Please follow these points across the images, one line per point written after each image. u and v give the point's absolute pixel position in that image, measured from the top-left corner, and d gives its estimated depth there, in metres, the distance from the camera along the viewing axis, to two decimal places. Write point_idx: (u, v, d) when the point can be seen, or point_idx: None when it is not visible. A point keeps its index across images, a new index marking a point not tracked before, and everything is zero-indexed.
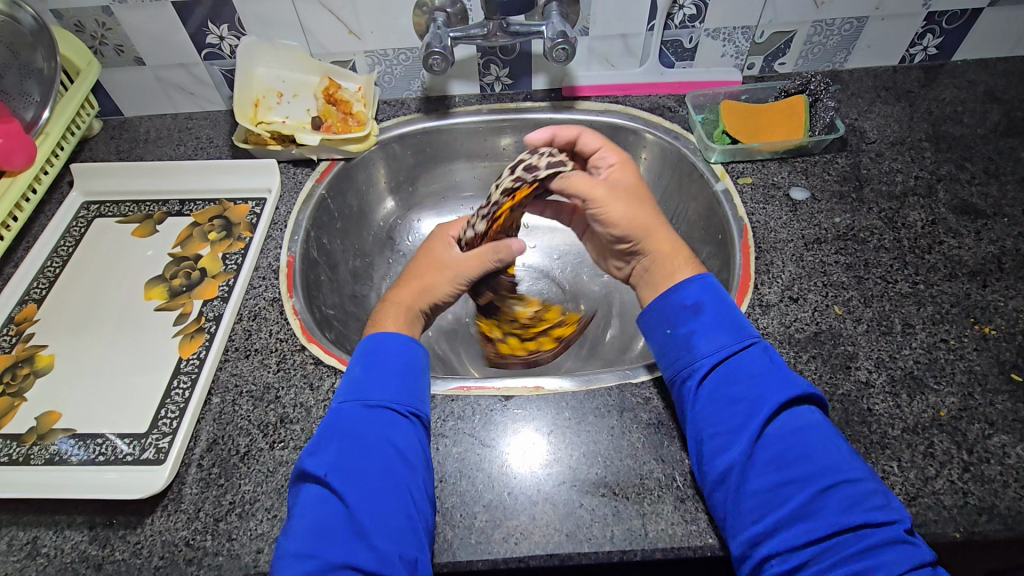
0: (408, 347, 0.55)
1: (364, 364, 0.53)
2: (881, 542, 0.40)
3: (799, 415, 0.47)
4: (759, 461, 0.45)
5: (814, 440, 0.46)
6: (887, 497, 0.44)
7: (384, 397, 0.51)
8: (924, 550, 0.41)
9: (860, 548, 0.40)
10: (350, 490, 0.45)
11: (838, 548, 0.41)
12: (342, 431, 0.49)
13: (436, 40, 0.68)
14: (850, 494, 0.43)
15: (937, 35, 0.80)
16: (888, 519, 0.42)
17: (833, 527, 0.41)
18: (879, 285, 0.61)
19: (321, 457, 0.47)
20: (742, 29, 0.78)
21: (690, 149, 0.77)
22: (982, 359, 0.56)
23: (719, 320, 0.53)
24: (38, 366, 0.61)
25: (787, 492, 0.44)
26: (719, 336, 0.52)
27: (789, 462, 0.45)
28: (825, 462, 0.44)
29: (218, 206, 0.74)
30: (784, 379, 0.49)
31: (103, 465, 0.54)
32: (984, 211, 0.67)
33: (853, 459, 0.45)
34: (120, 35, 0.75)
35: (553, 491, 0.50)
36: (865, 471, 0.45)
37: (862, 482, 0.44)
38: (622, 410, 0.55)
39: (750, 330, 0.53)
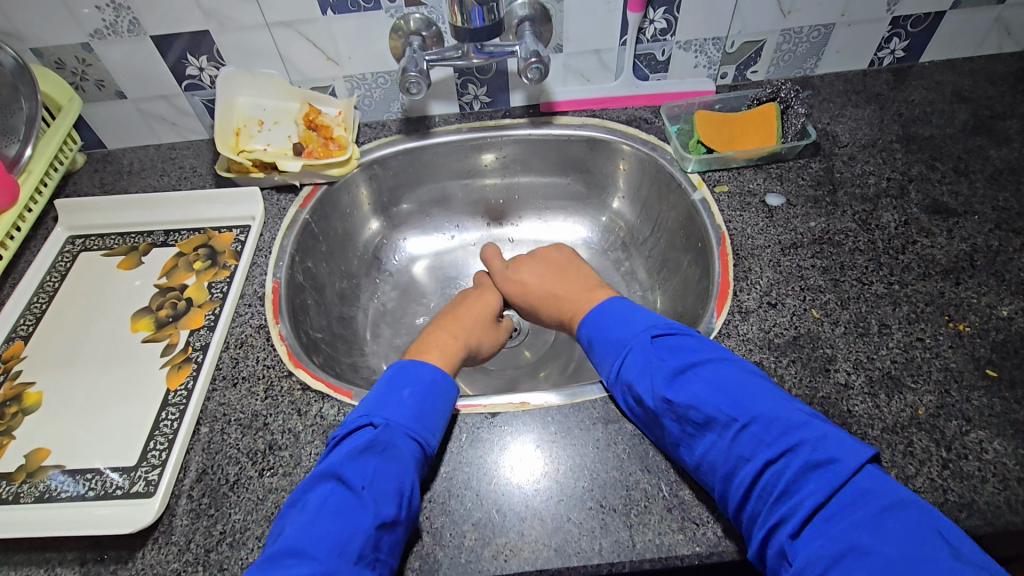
0: (439, 383, 0.56)
1: (412, 389, 0.54)
2: (795, 475, 0.43)
3: (696, 378, 0.51)
4: (680, 442, 0.50)
5: (710, 396, 0.49)
6: (795, 422, 0.46)
7: (419, 426, 0.52)
8: (850, 461, 0.43)
9: (782, 490, 0.43)
10: (375, 504, 0.46)
11: (769, 494, 0.44)
12: (380, 447, 0.49)
13: (412, 63, 0.69)
14: (756, 436, 0.46)
15: (903, 38, 0.82)
16: (794, 446, 0.44)
17: (756, 475, 0.45)
18: (855, 287, 0.63)
19: (359, 468, 0.48)
20: (713, 40, 0.80)
21: (667, 160, 0.78)
22: (958, 356, 0.57)
23: (607, 339, 0.58)
24: (26, 404, 0.61)
25: (712, 462, 0.47)
26: (611, 351, 0.57)
27: (698, 432, 0.48)
28: (725, 415, 0.48)
29: (203, 235, 0.75)
30: (668, 360, 0.53)
31: (93, 500, 0.54)
32: (955, 210, 0.69)
33: (757, 399, 0.48)
34: (101, 70, 0.76)
35: (541, 507, 0.51)
36: (773, 405, 0.47)
37: (762, 418, 0.47)
38: (607, 422, 0.56)
39: (633, 329, 0.57)
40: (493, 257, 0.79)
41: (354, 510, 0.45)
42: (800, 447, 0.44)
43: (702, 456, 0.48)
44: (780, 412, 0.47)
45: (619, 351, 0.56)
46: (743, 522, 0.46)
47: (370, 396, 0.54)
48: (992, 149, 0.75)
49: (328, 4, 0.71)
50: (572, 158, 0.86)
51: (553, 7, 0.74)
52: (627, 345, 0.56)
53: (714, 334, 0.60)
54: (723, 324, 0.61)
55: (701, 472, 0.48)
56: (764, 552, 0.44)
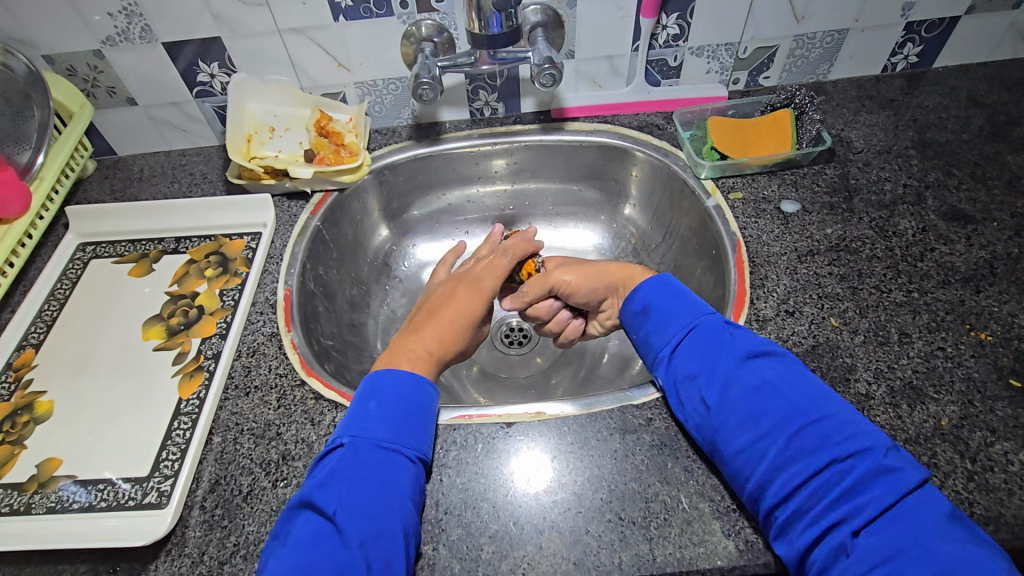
0: (416, 385, 0.54)
1: (379, 399, 0.52)
2: (861, 476, 0.42)
3: (765, 369, 0.49)
4: (734, 425, 0.48)
5: (782, 386, 0.48)
6: (864, 428, 0.45)
7: (392, 436, 0.50)
8: (914, 472, 0.43)
9: (844, 488, 0.42)
10: (353, 529, 0.45)
11: (827, 490, 0.43)
12: (351, 468, 0.48)
13: (424, 70, 0.69)
14: (824, 433, 0.45)
15: (917, 43, 0.82)
16: (865, 449, 0.44)
17: (817, 469, 0.43)
18: (874, 295, 0.62)
19: (330, 493, 0.46)
20: (725, 45, 0.79)
21: (680, 166, 0.77)
22: (980, 366, 0.56)
23: (670, 310, 0.55)
24: (38, 413, 0.61)
25: (766, 449, 0.46)
26: (674, 319, 0.54)
27: (758, 418, 0.47)
28: (797, 408, 0.46)
29: (214, 242, 0.75)
30: (737, 344, 0.51)
31: (105, 511, 0.53)
32: (973, 216, 0.68)
33: (825, 399, 0.47)
34: (112, 76, 0.76)
35: (559, 519, 0.50)
36: (842, 408, 0.47)
37: (833, 418, 0.46)
38: (624, 432, 0.55)
39: (696, 307, 0.55)
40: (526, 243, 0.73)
41: (331, 539, 0.44)
42: (872, 450, 0.44)
43: (756, 442, 0.46)
44: (852, 415, 0.46)
45: (683, 325, 0.54)
46: (781, 516, 0.44)
47: (343, 416, 0.53)
48: (1008, 155, 0.74)
49: (340, 11, 0.71)
50: (583, 164, 0.86)
51: (565, 13, 0.73)
52: (694, 321, 0.54)
53: None
54: None
55: (743, 460, 0.47)
56: (806, 544, 0.43)
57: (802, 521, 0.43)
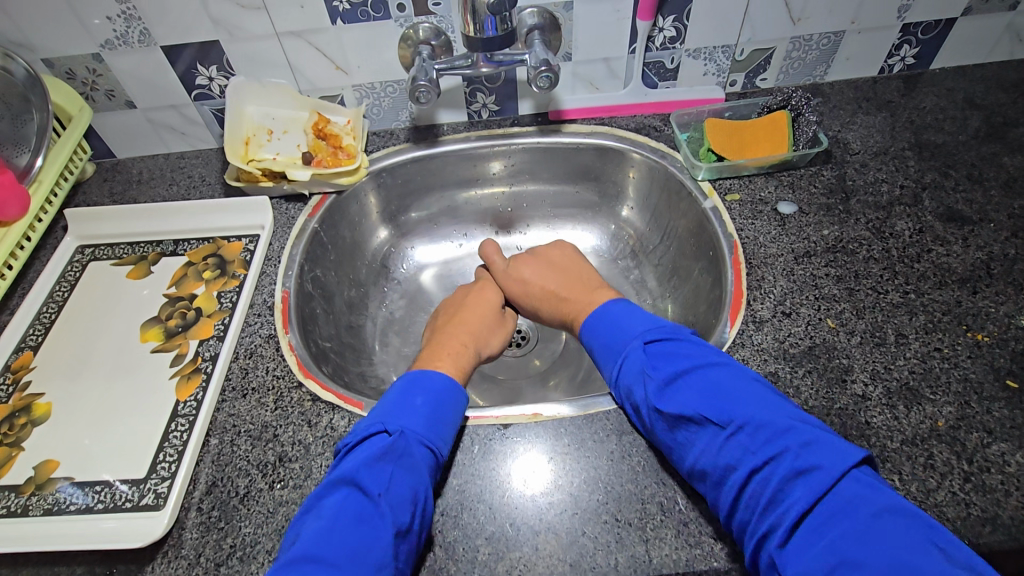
0: (452, 390, 0.55)
1: (425, 396, 0.53)
2: (780, 484, 0.43)
3: (685, 385, 0.51)
4: (670, 446, 0.50)
5: (698, 404, 0.49)
6: (780, 428, 0.46)
7: (433, 434, 0.51)
8: (834, 468, 0.43)
9: (770, 498, 0.43)
10: (392, 514, 0.45)
11: (757, 503, 0.44)
12: (396, 455, 0.48)
13: (421, 72, 0.69)
14: (744, 444, 0.46)
15: (913, 45, 0.82)
16: (778, 454, 0.44)
17: (743, 483, 0.45)
18: (871, 296, 0.62)
19: (375, 476, 0.47)
20: (722, 47, 0.79)
21: (677, 168, 0.78)
22: (977, 367, 0.56)
23: (601, 344, 0.59)
24: (36, 414, 0.61)
25: (698, 467, 0.48)
26: (609, 355, 0.57)
27: (688, 440, 0.49)
28: (713, 422, 0.48)
29: (212, 244, 0.75)
30: (659, 366, 0.53)
31: (102, 513, 0.53)
32: (970, 218, 0.68)
33: (743, 404, 0.48)
34: (111, 80, 0.76)
35: (555, 520, 0.50)
36: (759, 410, 0.47)
37: (749, 425, 0.46)
38: (621, 433, 0.55)
39: (622, 335, 0.57)
40: (492, 255, 0.78)
41: (371, 519, 0.44)
42: (785, 455, 0.44)
43: (692, 466, 0.48)
44: (771, 417, 0.47)
45: (614, 356, 0.57)
46: (734, 529, 0.46)
47: (383, 402, 0.53)
48: (1005, 156, 0.74)
49: (338, 14, 0.71)
50: (581, 166, 0.86)
51: (562, 16, 0.74)
52: (622, 350, 0.56)
53: (728, 344, 0.60)
54: (737, 335, 0.60)
55: (693, 480, 0.49)
56: (755, 558, 0.44)
57: (748, 536, 0.44)
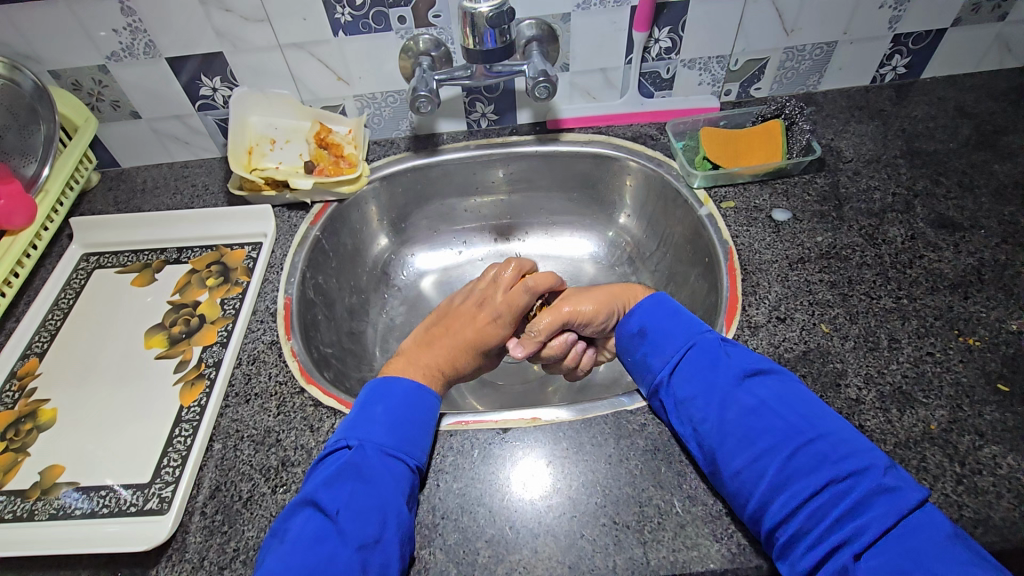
0: (417, 393, 0.56)
1: (384, 405, 0.54)
2: (862, 497, 0.43)
3: (762, 389, 0.51)
4: (736, 443, 0.49)
5: (777, 406, 0.49)
6: (863, 445, 0.46)
7: (392, 442, 0.52)
8: (914, 492, 0.43)
9: (844, 510, 0.43)
10: (351, 528, 0.46)
11: (828, 512, 0.44)
12: (352, 470, 0.49)
13: (422, 83, 0.71)
14: (823, 452, 0.46)
15: (904, 55, 0.83)
16: (865, 468, 0.44)
17: (817, 491, 0.44)
18: (864, 301, 0.63)
19: (334, 493, 0.47)
20: (717, 58, 0.81)
21: (673, 176, 0.79)
22: (969, 371, 0.57)
23: (666, 332, 0.57)
24: (41, 420, 0.62)
25: (766, 469, 0.47)
26: (674, 339, 0.56)
27: (756, 438, 0.48)
28: (795, 424, 0.48)
29: (216, 252, 0.76)
30: (734, 363, 0.53)
31: (106, 517, 0.54)
32: (962, 224, 0.69)
33: (821, 416, 0.49)
34: (117, 91, 0.77)
35: (554, 523, 0.51)
36: (839, 425, 0.48)
37: (829, 436, 0.47)
38: (619, 437, 0.56)
39: (692, 327, 0.56)
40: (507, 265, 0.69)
41: (330, 536, 0.45)
42: (873, 469, 0.44)
43: (755, 463, 0.47)
44: (850, 433, 0.47)
45: (680, 345, 0.55)
46: (780, 538, 0.45)
47: (347, 419, 0.54)
48: (996, 163, 0.76)
49: (340, 26, 0.72)
50: (579, 174, 0.87)
51: (560, 27, 0.75)
52: (691, 340, 0.55)
53: None
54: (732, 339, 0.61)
55: (742, 481, 0.48)
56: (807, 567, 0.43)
57: (804, 543, 0.44)
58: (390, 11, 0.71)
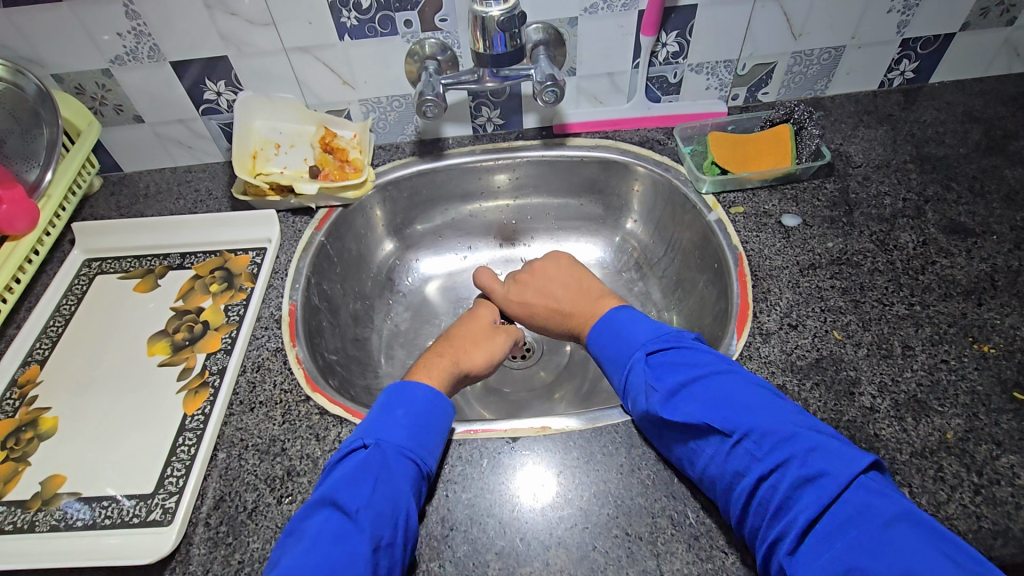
0: (437, 400, 0.55)
1: (406, 408, 0.53)
2: (789, 490, 0.44)
3: (690, 394, 0.51)
4: (684, 456, 0.50)
5: (703, 413, 0.49)
6: (787, 435, 0.46)
7: (414, 446, 0.51)
8: (841, 475, 0.43)
9: (777, 507, 0.44)
10: (373, 529, 0.45)
11: (766, 510, 0.44)
12: (375, 470, 0.48)
13: (428, 88, 0.70)
14: (751, 451, 0.46)
15: (913, 59, 0.83)
16: (785, 462, 0.45)
17: (753, 490, 0.45)
18: (876, 308, 0.62)
19: (355, 491, 0.47)
20: (724, 62, 0.80)
21: (681, 181, 0.78)
22: (984, 379, 0.56)
23: (610, 355, 0.58)
24: (42, 429, 0.61)
25: (712, 477, 0.48)
26: (613, 365, 0.57)
27: (695, 449, 0.49)
28: (719, 430, 0.48)
29: (219, 257, 0.75)
30: (663, 376, 0.53)
31: (109, 529, 0.53)
32: (973, 230, 0.69)
33: (750, 412, 0.48)
34: (120, 94, 0.77)
35: (565, 535, 0.50)
36: (765, 419, 0.47)
37: (754, 433, 0.47)
38: (630, 447, 0.55)
39: (626, 346, 0.57)
40: (492, 282, 0.75)
41: (351, 536, 0.44)
42: (792, 462, 0.44)
43: (704, 474, 0.49)
44: (779, 423, 0.47)
45: (621, 368, 0.57)
46: (746, 535, 0.46)
47: (367, 417, 0.53)
48: (1006, 168, 0.75)
49: (346, 30, 0.72)
50: (585, 179, 0.86)
51: (567, 31, 0.75)
52: (628, 361, 0.56)
53: (735, 357, 0.60)
54: (744, 347, 0.60)
55: (705, 488, 0.49)
56: (766, 563, 0.45)
57: (760, 540, 0.45)
58: (397, 15, 0.71)
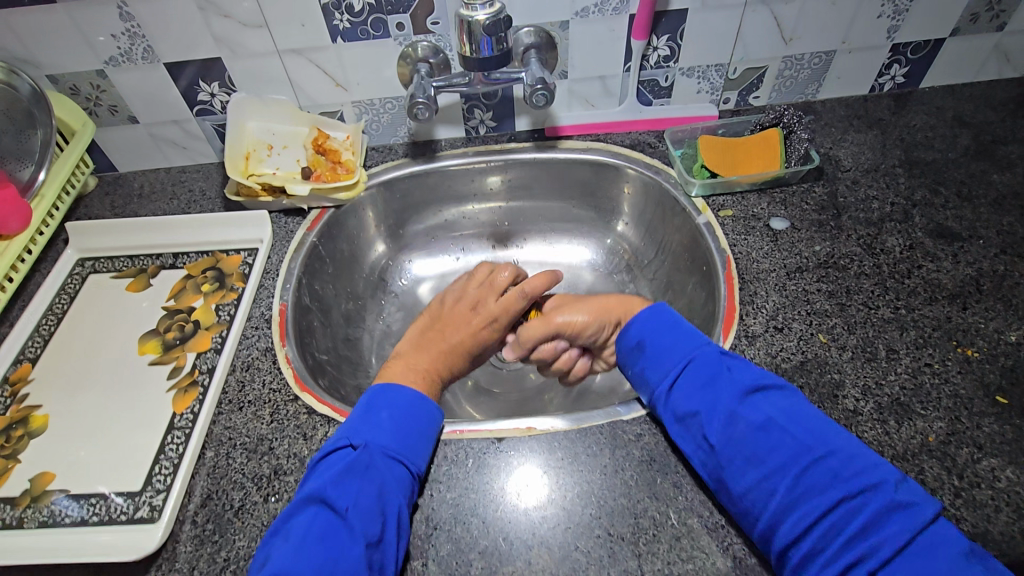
0: (419, 402, 0.55)
1: (390, 410, 0.53)
2: (873, 514, 0.42)
3: (767, 402, 0.49)
4: (744, 463, 0.47)
5: (785, 422, 0.47)
6: (872, 461, 0.45)
7: (399, 446, 0.51)
8: (925, 505, 0.42)
9: (856, 530, 0.42)
10: (361, 526, 0.45)
11: (840, 531, 0.42)
12: (360, 467, 0.48)
13: (419, 90, 0.71)
14: (832, 469, 0.44)
15: (903, 64, 0.83)
16: (874, 485, 0.43)
17: (827, 509, 0.43)
18: (862, 311, 0.63)
19: (342, 490, 0.47)
20: (715, 66, 0.81)
21: (671, 184, 0.79)
22: (967, 382, 0.56)
23: (666, 345, 0.55)
24: (33, 426, 0.61)
25: (776, 487, 0.45)
26: (671, 355, 0.54)
27: (765, 456, 0.46)
28: (803, 443, 0.46)
29: (211, 258, 0.76)
30: (738, 377, 0.51)
31: (97, 525, 0.53)
32: (960, 234, 0.69)
33: (831, 431, 0.47)
34: (114, 95, 0.77)
35: (548, 535, 0.50)
36: (847, 442, 0.46)
37: (841, 453, 0.45)
38: (614, 448, 0.55)
39: (691, 340, 0.55)
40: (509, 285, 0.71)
41: (340, 534, 0.45)
42: (881, 486, 0.43)
43: (764, 481, 0.46)
44: (860, 448, 0.46)
45: (679, 359, 0.54)
46: (791, 558, 0.44)
47: (351, 418, 0.54)
48: (994, 173, 0.75)
49: (338, 32, 0.72)
50: (577, 182, 0.87)
51: (558, 35, 0.75)
52: (691, 354, 0.54)
53: None
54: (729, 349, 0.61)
55: (752, 500, 0.46)
56: None
57: (816, 562, 0.42)
58: (388, 18, 0.71)
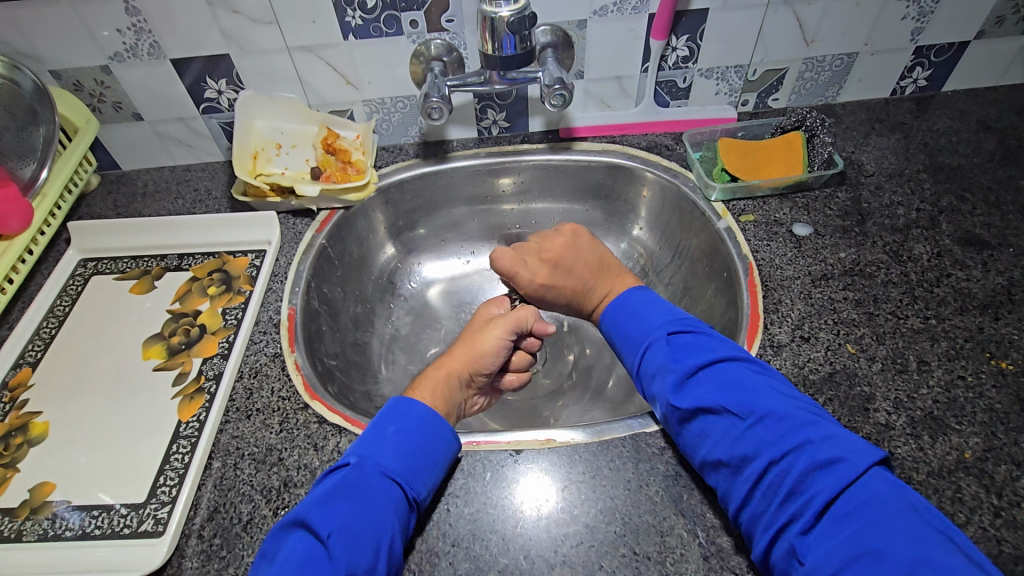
0: (430, 422, 0.52)
1: (396, 425, 0.51)
2: (801, 475, 0.43)
3: (707, 376, 0.50)
4: (690, 437, 0.49)
5: (719, 395, 0.48)
6: (803, 421, 0.45)
7: (398, 467, 0.48)
8: (857, 462, 0.42)
9: (789, 491, 0.43)
10: (343, 556, 0.42)
11: (775, 495, 0.43)
12: (351, 491, 0.46)
13: (433, 89, 0.68)
14: (764, 435, 0.45)
15: (926, 67, 0.82)
16: (799, 446, 0.44)
17: (761, 474, 0.44)
18: (890, 321, 0.61)
19: (328, 513, 0.44)
20: (735, 67, 0.79)
21: (690, 187, 0.77)
22: (1002, 396, 0.54)
23: (625, 332, 0.58)
24: (33, 434, 0.59)
25: (718, 459, 0.47)
26: (628, 344, 0.56)
27: (706, 429, 0.48)
28: (736, 412, 0.47)
29: (218, 259, 0.74)
30: (680, 355, 0.52)
31: (99, 540, 0.51)
32: (989, 242, 0.67)
33: (765, 397, 0.47)
34: (119, 92, 0.75)
35: (571, 553, 0.48)
36: (781, 405, 0.47)
37: (771, 419, 0.46)
38: (638, 462, 0.53)
39: (646, 323, 0.56)
40: (515, 266, 0.69)
41: (319, 563, 0.42)
42: (806, 446, 0.43)
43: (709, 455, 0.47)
44: (794, 409, 0.46)
45: (635, 346, 0.56)
46: (745, 523, 0.45)
47: (359, 436, 0.52)
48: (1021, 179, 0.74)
49: (350, 29, 0.70)
50: (591, 184, 0.85)
51: (575, 34, 0.73)
52: (643, 338, 0.55)
53: None
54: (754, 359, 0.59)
55: (708, 472, 0.48)
56: (770, 552, 0.43)
57: (762, 527, 0.44)
58: (402, 15, 0.69)
